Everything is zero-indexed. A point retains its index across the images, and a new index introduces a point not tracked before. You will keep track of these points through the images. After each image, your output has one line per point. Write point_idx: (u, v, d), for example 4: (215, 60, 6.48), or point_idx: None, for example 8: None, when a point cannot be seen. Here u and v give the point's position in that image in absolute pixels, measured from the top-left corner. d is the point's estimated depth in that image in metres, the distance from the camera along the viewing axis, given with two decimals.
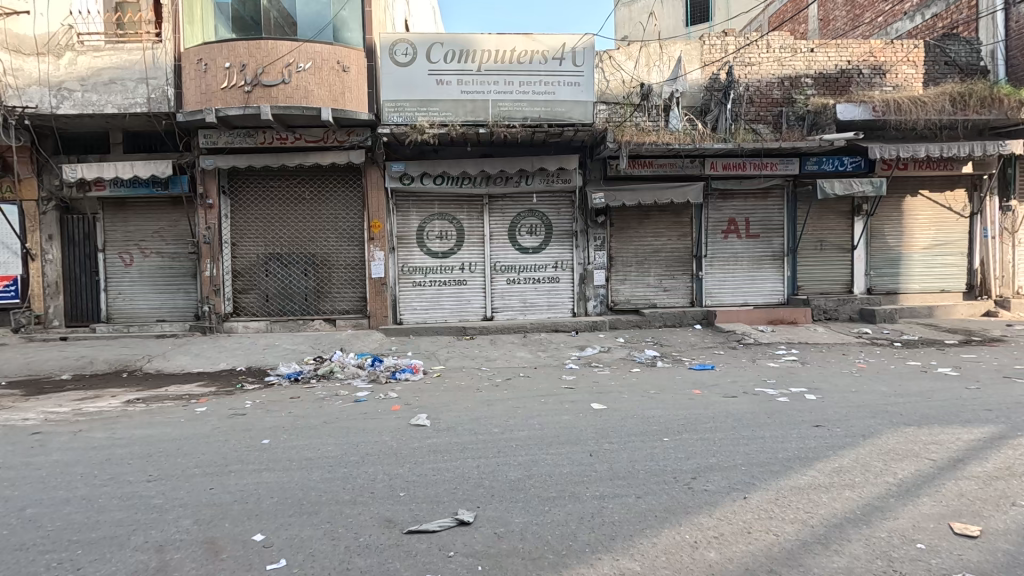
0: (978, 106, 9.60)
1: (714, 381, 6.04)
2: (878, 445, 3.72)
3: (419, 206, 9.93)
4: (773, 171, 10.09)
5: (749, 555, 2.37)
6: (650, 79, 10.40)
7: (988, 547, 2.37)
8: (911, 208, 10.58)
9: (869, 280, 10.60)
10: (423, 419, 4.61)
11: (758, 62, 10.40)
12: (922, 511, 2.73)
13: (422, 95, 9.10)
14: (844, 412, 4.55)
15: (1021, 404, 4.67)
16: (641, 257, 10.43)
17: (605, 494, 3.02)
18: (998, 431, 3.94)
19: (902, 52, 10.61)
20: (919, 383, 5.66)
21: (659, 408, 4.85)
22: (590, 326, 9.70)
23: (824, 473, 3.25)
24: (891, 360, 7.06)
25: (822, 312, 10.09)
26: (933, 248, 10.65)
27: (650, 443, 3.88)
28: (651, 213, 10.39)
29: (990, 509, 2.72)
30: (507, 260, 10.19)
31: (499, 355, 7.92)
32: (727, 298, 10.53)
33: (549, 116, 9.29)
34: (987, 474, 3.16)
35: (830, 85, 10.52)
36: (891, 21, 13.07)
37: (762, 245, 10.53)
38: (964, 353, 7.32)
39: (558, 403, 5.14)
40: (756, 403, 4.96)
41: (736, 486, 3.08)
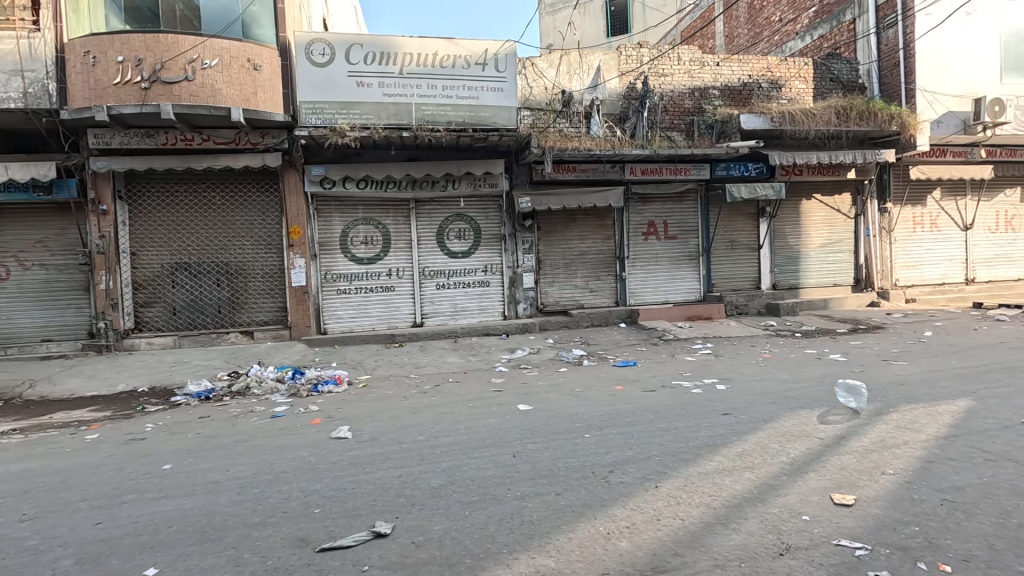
0: (858, 119, 10.72)
1: (636, 376, 6.32)
2: (776, 428, 4.05)
3: (342, 211, 9.61)
4: (687, 176, 10.71)
5: (657, 542, 2.48)
6: (571, 86, 10.73)
7: (861, 514, 2.64)
8: (807, 210, 11.62)
9: (774, 276, 11.51)
10: (345, 431, 4.44)
11: (670, 73, 11.04)
12: (809, 485, 3.00)
13: (342, 97, 8.83)
14: (749, 400, 4.91)
15: (893, 383, 5.27)
16: (568, 259, 10.70)
17: (526, 494, 3.06)
18: (875, 408, 4.41)
19: (796, 68, 11.65)
20: (814, 369, 6.22)
21: (583, 406, 4.99)
22: (520, 328, 9.81)
23: (727, 458, 3.48)
24: (792, 349, 7.71)
25: (734, 308, 10.95)
26: (827, 246, 11.75)
27: (572, 440, 3.98)
28: (576, 216, 10.69)
29: (865, 479, 3.04)
30: (436, 264, 10.09)
31: (429, 362, 7.82)
32: (649, 297, 11.03)
33: (473, 120, 9.31)
34: (864, 448, 3.53)
35: (735, 96, 11.34)
36: (785, 39, 14.44)
37: (680, 246, 11.15)
38: (852, 340, 8.14)
39: (486, 406, 5.16)
40: (672, 396, 5.24)
41: (649, 476, 3.23)
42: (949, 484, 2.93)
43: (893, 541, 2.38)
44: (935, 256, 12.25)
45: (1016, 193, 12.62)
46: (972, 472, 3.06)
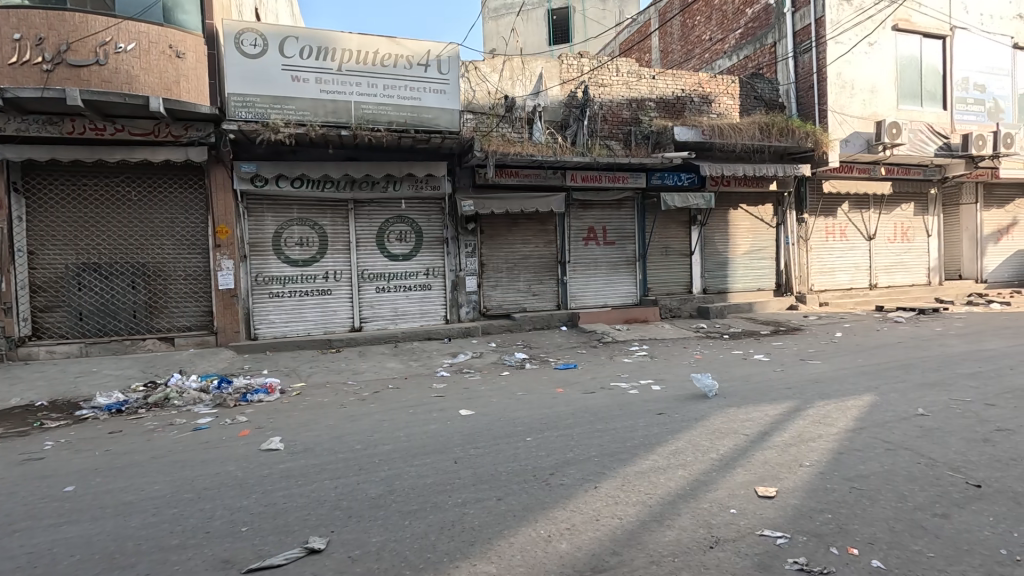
0: (778, 135, 11.54)
1: (576, 379, 6.44)
2: (707, 426, 4.26)
3: (275, 211, 9.17)
4: (625, 184, 11.09)
5: (596, 542, 2.53)
6: (514, 92, 10.84)
7: (782, 505, 2.82)
8: (734, 219, 12.36)
9: (705, 281, 12.15)
10: (277, 442, 4.21)
11: (609, 84, 11.41)
12: (737, 480, 3.17)
13: (275, 91, 8.42)
14: (682, 400, 5.12)
15: (808, 382, 5.70)
16: (510, 263, 10.76)
17: (468, 500, 3.03)
18: (793, 405, 4.74)
19: (724, 85, 12.37)
20: (739, 369, 6.61)
21: (524, 409, 5.01)
22: (463, 332, 9.75)
23: (662, 456, 3.62)
24: (720, 350, 8.16)
25: (668, 311, 11.39)
26: (752, 252, 12.54)
27: (514, 444, 4.00)
28: (519, 221, 10.78)
29: (785, 472, 3.25)
30: (375, 267, 9.84)
31: (367, 368, 7.60)
32: (589, 300, 11.30)
33: (415, 122, 9.16)
34: (785, 442, 3.78)
35: (669, 109, 11.88)
36: (715, 57, 15.34)
37: (618, 251, 11.51)
38: (774, 341, 8.73)
39: (427, 412, 5.07)
40: (611, 397, 5.39)
41: (589, 477, 3.29)
42: (857, 473, 3.19)
43: (809, 529, 2.56)
44: (844, 263, 13.40)
45: (911, 207, 14.05)
46: (876, 461, 3.36)
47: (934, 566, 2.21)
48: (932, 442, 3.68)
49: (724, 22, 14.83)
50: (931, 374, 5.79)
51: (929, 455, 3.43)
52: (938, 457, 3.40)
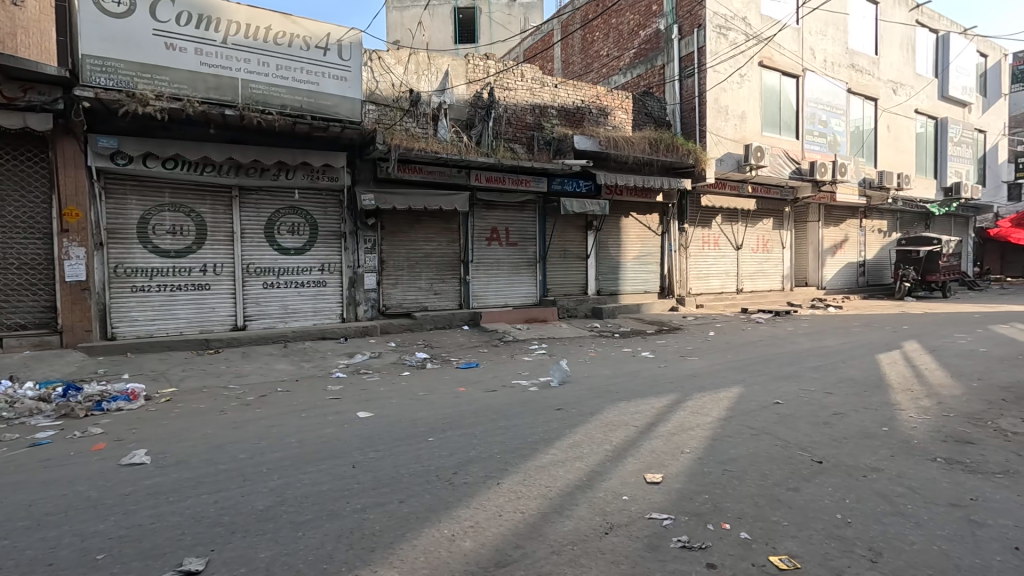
0: (665, 150, 12.57)
1: (478, 378, 6.49)
2: (601, 419, 4.52)
3: (142, 193, 8.15)
4: (527, 187, 11.38)
5: (499, 537, 2.56)
6: (419, 87, 10.64)
7: (667, 489, 3.08)
8: (626, 226, 13.24)
9: (599, 283, 12.88)
10: (143, 456, 3.70)
11: (514, 88, 11.64)
12: (628, 468, 3.41)
13: (145, 58, 7.48)
14: (579, 396, 5.37)
15: (687, 376, 6.29)
16: (412, 260, 10.53)
17: (367, 505, 2.91)
18: (676, 398, 5.19)
19: (619, 100, 13.18)
20: (630, 366, 7.10)
21: (426, 410, 4.94)
22: (360, 331, 9.35)
23: (561, 450, 3.76)
24: (613, 348, 8.70)
25: (566, 311, 11.89)
26: (640, 258, 13.53)
27: (415, 444, 3.92)
28: (422, 218, 10.58)
29: (670, 459, 3.55)
30: (263, 261, 9.09)
31: (253, 369, 7.00)
32: (491, 299, 11.42)
33: (312, 107, 8.60)
34: (668, 432, 4.13)
35: (570, 118, 12.42)
36: (611, 73, 16.32)
37: (519, 253, 11.76)
38: (659, 340, 9.49)
39: (322, 416, 4.78)
40: (512, 395, 5.50)
41: (491, 474, 3.33)
42: (728, 457, 3.57)
43: (690, 509, 2.81)
44: (717, 270, 14.95)
45: (770, 222, 16.06)
46: (743, 445, 3.79)
47: (789, 532, 2.54)
48: (786, 426, 4.23)
49: (620, 41, 15.84)
50: (784, 368, 6.65)
51: (785, 438, 3.94)
52: (791, 439, 3.92)
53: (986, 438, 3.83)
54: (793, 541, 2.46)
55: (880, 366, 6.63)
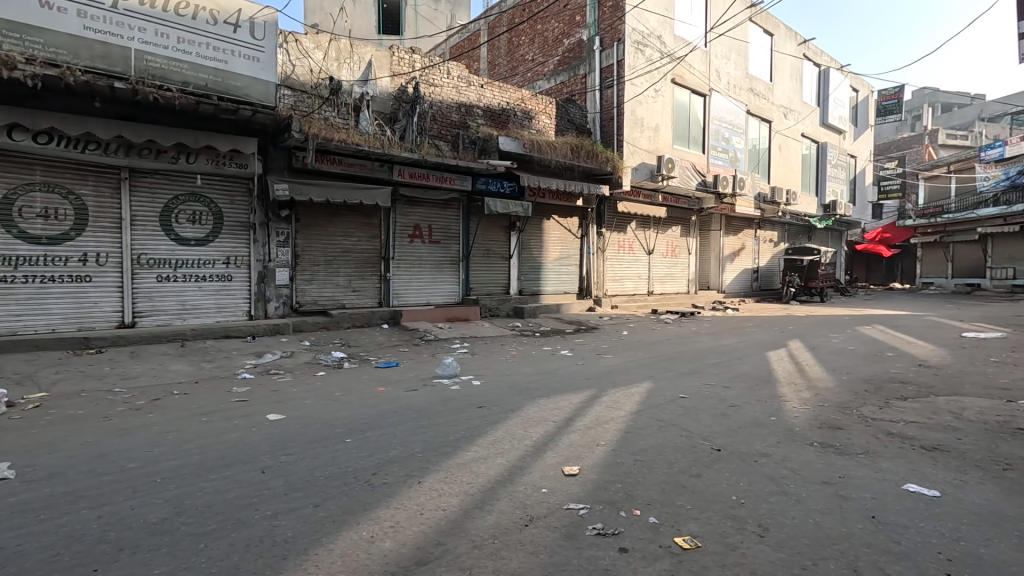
0: (586, 156, 13.05)
1: (399, 377, 6.35)
2: (521, 416, 4.61)
3: (6, 170, 7.12)
4: (452, 185, 11.33)
5: (420, 535, 2.54)
6: (341, 75, 10.23)
7: (583, 480, 3.22)
8: (547, 228, 13.59)
9: (520, 283, 13.11)
10: (5, 470, 3.23)
11: (440, 85, 11.52)
12: (547, 462, 3.51)
13: (12, 15, 6.54)
14: (501, 393, 5.44)
15: (602, 373, 6.60)
16: (329, 256, 10.08)
17: (278, 511, 2.76)
18: (592, 394, 5.42)
19: (543, 105, 13.48)
20: (549, 364, 7.30)
21: (343, 411, 4.74)
22: (270, 329, 8.79)
23: (482, 447, 3.79)
24: (533, 347, 8.90)
25: (488, 310, 11.96)
26: (561, 259, 13.94)
27: (331, 446, 3.77)
28: (340, 211, 10.15)
29: (586, 452, 3.71)
30: (157, 252, 8.26)
31: (144, 371, 6.34)
32: (413, 298, 11.21)
33: (219, 87, 7.94)
34: (585, 426, 4.31)
35: (496, 119, 12.52)
36: (536, 78, 16.67)
37: (442, 251, 11.66)
38: (577, 339, 9.85)
39: (227, 420, 4.44)
40: (433, 394, 5.45)
41: (412, 473, 3.28)
42: (638, 448, 3.79)
43: (604, 498, 2.96)
44: (631, 273, 15.78)
45: (679, 229, 17.22)
46: (652, 437, 4.05)
47: (692, 514, 2.76)
48: (690, 418, 4.58)
49: (545, 47, 16.25)
50: (688, 365, 7.17)
51: (689, 429, 4.26)
52: (694, 430, 4.25)
53: (852, 424, 4.39)
54: (695, 522, 2.67)
55: (769, 363, 7.37)
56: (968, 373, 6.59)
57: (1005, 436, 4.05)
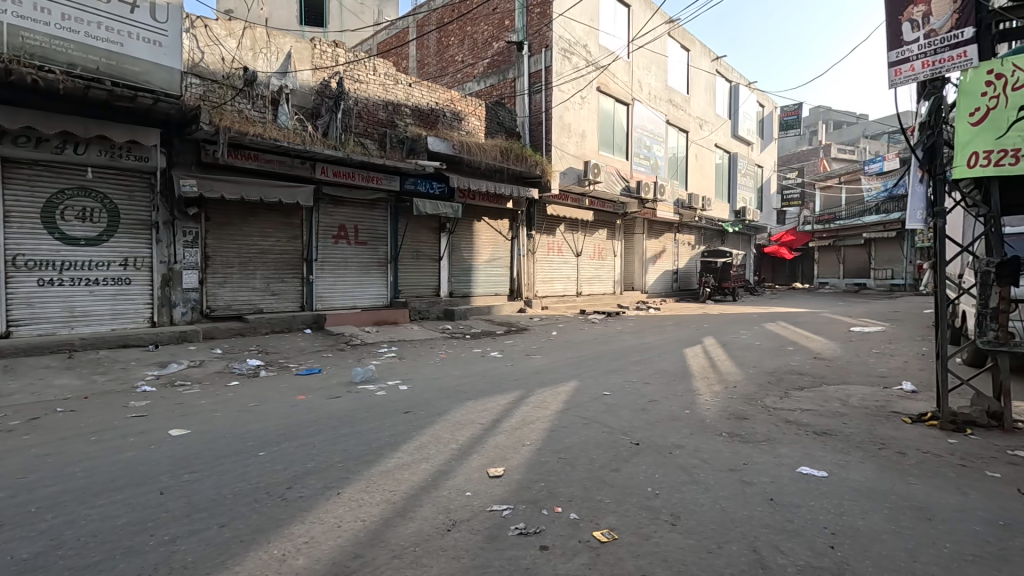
0: (516, 159, 13.15)
1: (321, 384, 6.09)
2: (448, 419, 4.56)
3: None
4: (378, 185, 11.01)
5: (336, 549, 2.44)
6: (256, 65, 9.65)
7: (508, 481, 3.24)
8: (478, 230, 13.59)
9: (450, 285, 13.00)
10: None
11: (366, 81, 11.20)
12: (472, 465, 3.50)
13: None
14: (427, 397, 5.37)
15: (530, 374, 6.68)
16: (244, 257, 9.46)
17: (177, 535, 2.54)
18: (519, 395, 5.48)
19: (472, 107, 13.48)
20: (478, 366, 7.29)
21: (257, 423, 4.45)
22: (177, 337, 8.11)
23: (406, 453, 3.71)
24: (463, 349, 8.86)
25: (417, 313, 11.76)
26: (491, 261, 13.99)
27: (242, 461, 3.53)
28: (257, 210, 9.56)
29: (512, 452, 3.74)
30: (38, 252, 7.36)
31: (22, 387, 5.62)
32: (337, 301, 10.78)
33: (113, 72, 7.18)
34: (511, 427, 4.34)
35: (425, 119, 12.35)
36: (465, 79, 16.65)
37: (369, 252, 11.32)
38: (507, 340, 9.94)
39: (121, 438, 4.03)
40: (356, 400, 5.26)
41: (331, 484, 3.15)
42: (562, 446, 3.88)
43: (527, 497, 3.00)
44: (560, 274, 16.14)
45: (605, 232, 17.85)
46: (575, 434, 4.15)
47: (611, 508, 2.85)
48: (612, 414, 4.75)
49: (474, 49, 16.27)
50: (612, 363, 7.46)
51: (611, 425, 4.41)
52: (615, 425, 4.41)
53: (755, 414, 4.76)
54: (613, 515, 2.77)
55: (686, 359, 7.82)
56: (854, 363, 7.37)
57: (881, 419, 4.57)
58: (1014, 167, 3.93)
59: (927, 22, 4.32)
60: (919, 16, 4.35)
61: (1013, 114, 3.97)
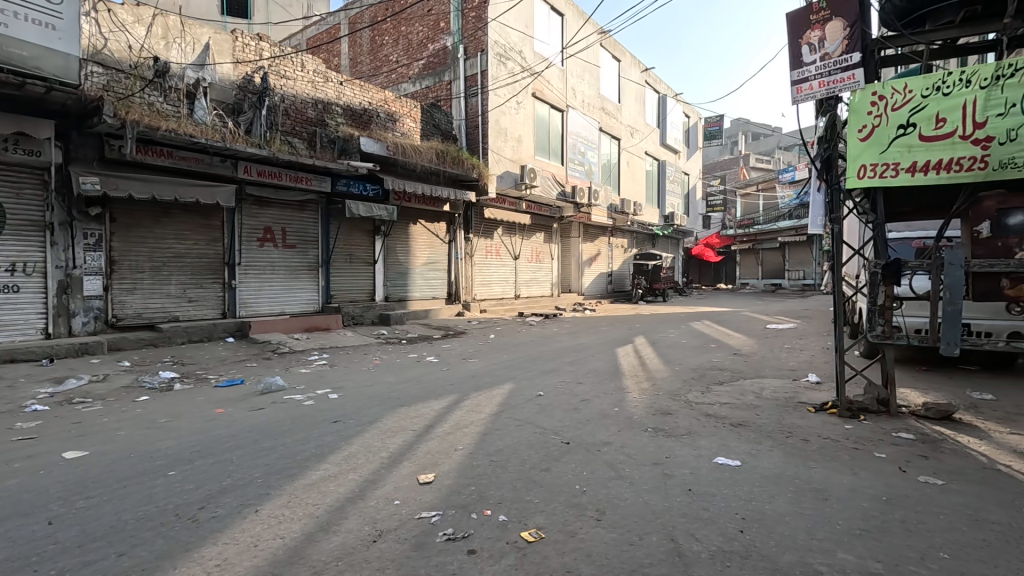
0: (452, 161, 13.07)
1: (243, 396, 5.74)
2: (379, 427, 4.46)
3: None
4: (307, 185, 10.55)
5: (251, 570, 2.31)
6: (168, 55, 8.99)
7: (438, 486, 3.21)
8: (414, 233, 13.38)
9: (386, 289, 12.70)
10: None
11: (293, 78, 10.75)
12: (402, 472, 3.44)
13: None
14: (359, 405, 5.21)
15: (467, 377, 6.66)
16: (156, 261, 8.77)
17: (66, 569, 2.30)
18: (454, 399, 5.45)
19: (407, 108, 13.28)
20: (413, 371, 7.17)
21: (168, 440, 4.13)
22: (77, 349, 7.38)
23: (333, 464, 3.59)
24: (398, 355, 8.69)
25: (350, 318, 11.38)
26: (428, 264, 13.81)
27: (148, 482, 3.26)
28: (171, 210, 8.89)
29: (444, 457, 3.72)
30: None
31: None
32: (263, 307, 10.22)
33: None
34: (444, 432, 4.30)
35: (357, 118, 12.02)
36: (401, 80, 16.37)
37: (298, 256, 10.83)
38: (444, 344, 9.85)
39: (3, 464, 3.60)
40: (282, 411, 5.01)
41: (248, 501, 2.98)
42: (494, 449, 3.89)
43: (456, 502, 2.98)
44: (498, 277, 16.20)
45: (542, 235, 18.13)
46: (508, 436, 4.18)
47: (539, 507, 2.90)
48: (545, 415, 4.83)
49: (409, 50, 16.04)
50: (547, 364, 7.59)
51: (543, 426, 4.48)
52: (547, 425, 4.49)
53: (679, 409, 5.01)
54: (541, 515, 2.81)
55: (618, 358, 8.09)
56: (768, 358, 7.94)
57: (790, 409, 4.95)
58: (895, 179, 4.37)
59: (822, 46, 4.75)
60: (816, 40, 4.78)
61: (893, 132, 4.42)
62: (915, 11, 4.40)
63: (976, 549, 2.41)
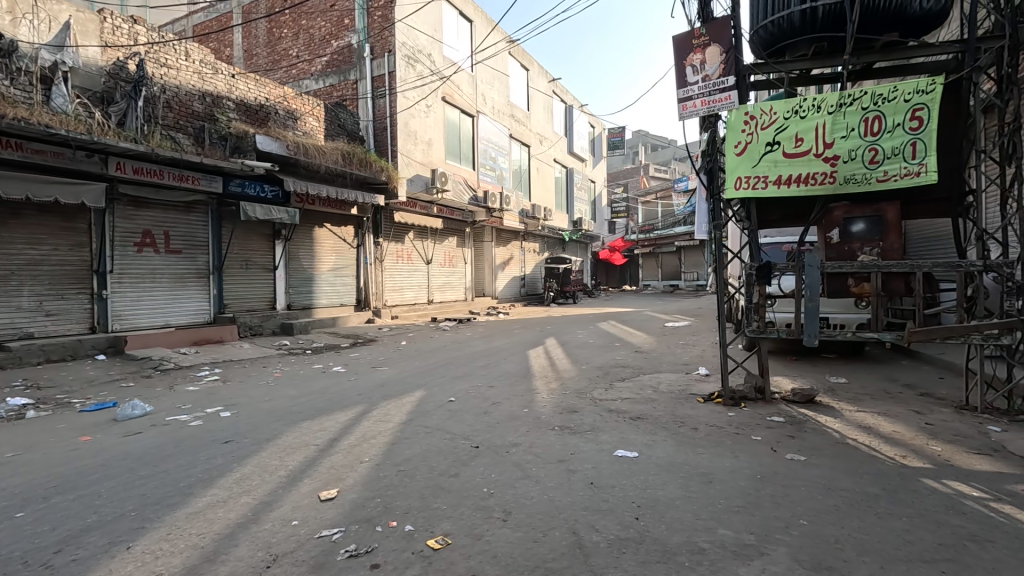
0: (358, 164, 12.61)
1: (117, 419, 5.11)
2: (277, 444, 4.18)
3: None
4: (194, 185, 9.61)
5: None
6: (15, 33, 7.83)
7: (340, 502, 3.08)
8: (319, 237, 12.74)
9: (288, 296, 11.96)
10: None
11: (175, 67, 9.81)
12: (302, 491, 3.26)
13: None
14: (255, 422, 4.84)
15: (376, 386, 6.45)
16: (2, 269, 7.55)
17: None
18: (361, 410, 5.25)
19: (309, 106, 12.60)
20: (318, 382, 6.81)
21: (17, 476, 3.56)
22: None
23: (223, 488, 3.30)
24: (302, 366, 8.23)
25: (247, 329, 10.55)
26: (335, 270, 13.20)
27: None
28: (22, 211, 7.73)
29: (348, 471, 3.57)
30: None
31: None
32: (142, 319, 9.18)
33: None
34: (349, 445, 4.13)
35: (251, 115, 11.23)
36: (302, 76, 15.51)
37: (184, 262, 9.86)
38: (352, 353, 9.48)
39: None
40: (164, 434, 4.53)
41: (119, 538, 2.66)
42: (402, 458, 3.81)
43: (360, 517, 2.87)
44: (410, 282, 15.89)
45: (455, 240, 18.08)
46: (417, 444, 4.11)
47: (446, 513, 2.88)
48: (455, 420, 4.81)
49: (311, 45, 15.27)
50: (460, 369, 7.57)
51: (453, 431, 4.46)
52: (457, 431, 4.47)
53: (586, 406, 5.23)
54: (448, 521, 2.80)
55: (530, 360, 8.27)
56: (665, 354, 8.54)
57: (683, 401, 5.36)
58: (764, 190, 4.95)
59: (703, 68, 5.21)
60: (698, 63, 5.23)
61: (763, 148, 4.97)
62: (776, 43, 5.00)
63: (829, 513, 2.77)
